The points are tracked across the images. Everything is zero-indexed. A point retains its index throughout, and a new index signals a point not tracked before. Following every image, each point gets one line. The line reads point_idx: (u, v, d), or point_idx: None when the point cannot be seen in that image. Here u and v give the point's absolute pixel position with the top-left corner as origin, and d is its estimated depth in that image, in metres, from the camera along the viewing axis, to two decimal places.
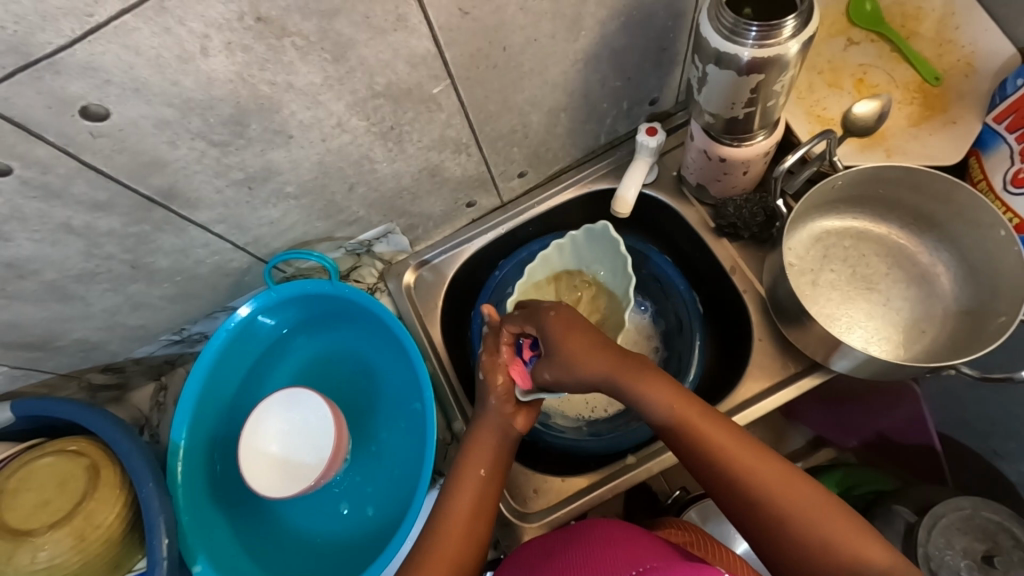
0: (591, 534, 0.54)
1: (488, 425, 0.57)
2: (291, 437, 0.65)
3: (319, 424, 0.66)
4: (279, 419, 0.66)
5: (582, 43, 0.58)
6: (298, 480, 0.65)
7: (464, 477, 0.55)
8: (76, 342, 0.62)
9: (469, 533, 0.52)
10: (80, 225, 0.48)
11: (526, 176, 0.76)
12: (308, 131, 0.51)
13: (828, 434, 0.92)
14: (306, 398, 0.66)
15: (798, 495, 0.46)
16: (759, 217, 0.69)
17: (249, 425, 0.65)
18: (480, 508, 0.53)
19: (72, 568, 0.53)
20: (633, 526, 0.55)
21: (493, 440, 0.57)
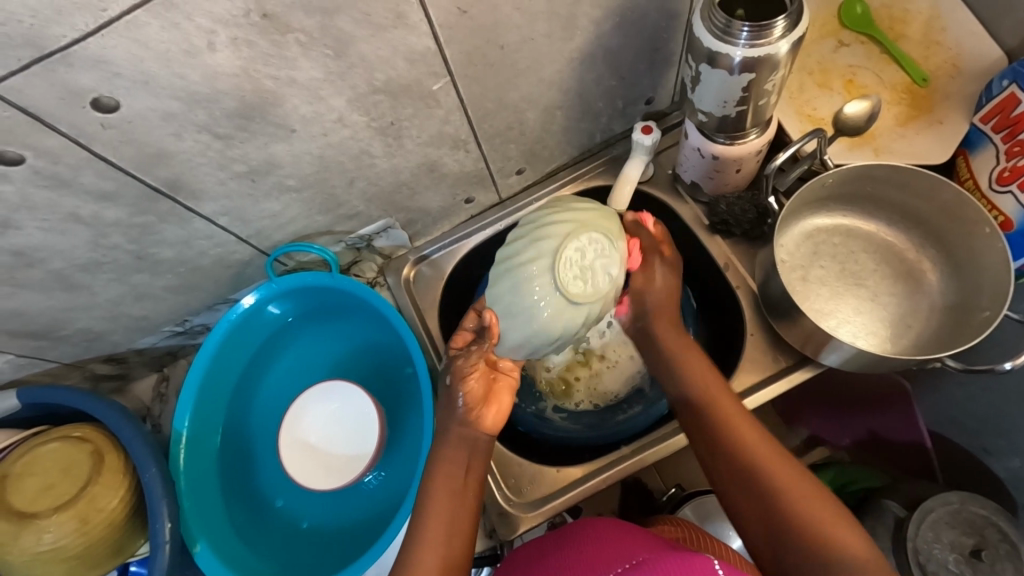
0: (589, 532, 0.54)
1: (453, 439, 0.58)
2: (327, 429, 0.68)
3: (356, 415, 0.68)
4: (319, 411, 0.69)
5: (577, 43, 0.60)
6: (336, 472, 0.67)
7: (436, 486, 0.55)
8: (81, 333, 0.64)
9: (450, 544, 0.52)
10: (87, 215, 0.49)
11: (523, 173, 0.77)
12: (310, 126, 0.52)
13: (823, 434, 0.95)
14: (341, 390, 0.69)
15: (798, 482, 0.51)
16: (750, 215, 0.70)
17: (291, 416, 0.68)
18: (458, 517, 0.54)
19: (74, 551, 0.54)
20: (630, 526, 0.55)
21: (462, 455, 0.57)
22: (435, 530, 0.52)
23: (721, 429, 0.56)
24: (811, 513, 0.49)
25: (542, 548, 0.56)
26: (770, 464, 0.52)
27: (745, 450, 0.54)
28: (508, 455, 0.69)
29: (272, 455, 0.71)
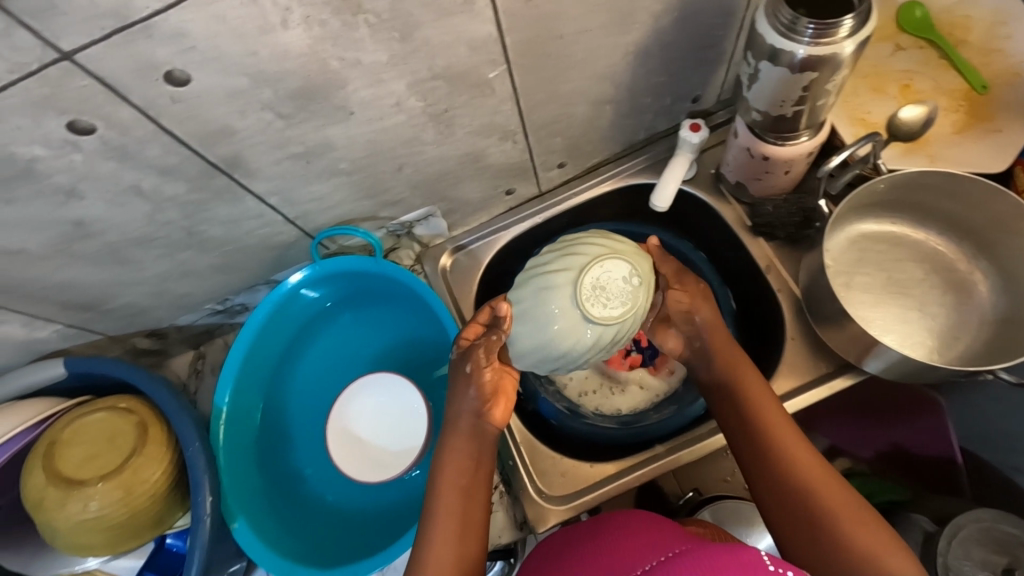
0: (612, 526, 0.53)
1: (460, 428, 0.55)
2: (375, 426, 0.70)
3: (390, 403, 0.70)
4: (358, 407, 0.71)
5: (633, 36, 0.59)
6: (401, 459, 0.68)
7: (444, 491, 0.53)
8: (126, 306, 0.64)
9: (464, 539, 0.51)
10: (147, 188, 0.50)
11: (564, 167, 0.77)
12: (368, 109, 0.52)
13: (845, 445, 0.89)
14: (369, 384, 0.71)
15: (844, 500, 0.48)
16: (796, 218, 0.70)
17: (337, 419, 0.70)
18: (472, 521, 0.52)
19: (117, 521, 0.55)
20: (655, 519, 0.53)
21: (467, 445, 0.54)
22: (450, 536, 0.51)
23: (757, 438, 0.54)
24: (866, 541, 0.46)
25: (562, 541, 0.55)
26: (821, 485, 0.49)
27: (796, 459, 0.51)
28: (539, 447, 0.69)
29: (306, 439, 0.72)
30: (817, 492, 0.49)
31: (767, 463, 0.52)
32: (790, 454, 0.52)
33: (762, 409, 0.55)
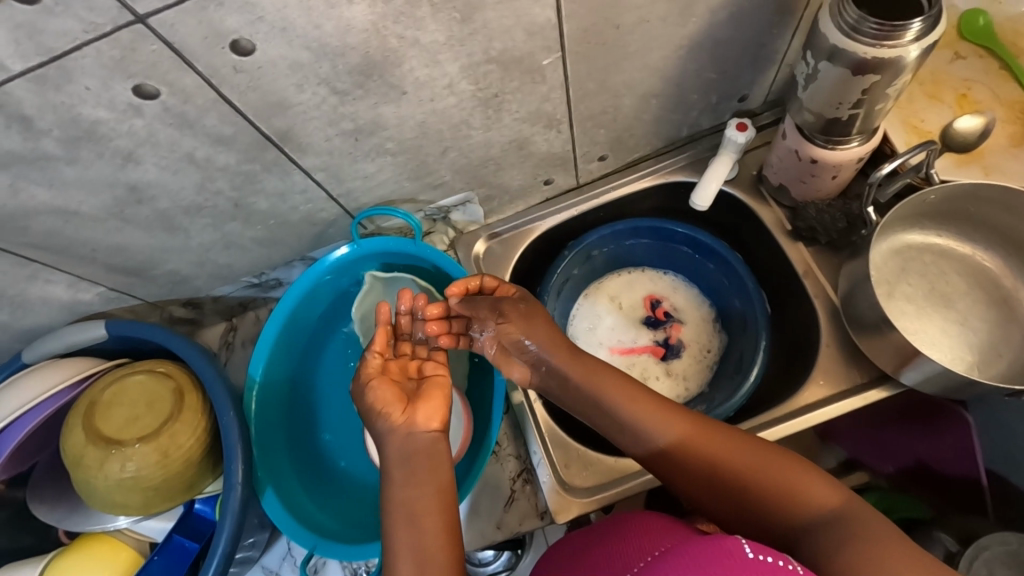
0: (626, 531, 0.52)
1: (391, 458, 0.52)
2: None
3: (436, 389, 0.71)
4: None
5: (689, 30, 0.59)
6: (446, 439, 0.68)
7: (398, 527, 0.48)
8: (168, 274, 0.65)
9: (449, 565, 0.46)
10: (201, 157, 0.50)
11: (604, 160, 0.76)
12: (421, 89, 0.52)
13: (863, 456, 0.83)
14: None
15: (772, 464, 0.48)
16: (840, 224, 0.69)
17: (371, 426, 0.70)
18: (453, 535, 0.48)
19: (152, 483, 0.56)
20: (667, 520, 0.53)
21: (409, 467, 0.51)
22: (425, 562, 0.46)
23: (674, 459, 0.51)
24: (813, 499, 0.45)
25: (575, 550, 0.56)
26: (755, 472, 0.48)
27: (725, 461, 0.49)
28: (565, 439, 0.70)
29: (331, 417, 0.73)
30: (752, 479, 0.48)
31: (708, 483, 0.50)
32: (719, 460, 0.49)
33: (678, 432, 0.52)
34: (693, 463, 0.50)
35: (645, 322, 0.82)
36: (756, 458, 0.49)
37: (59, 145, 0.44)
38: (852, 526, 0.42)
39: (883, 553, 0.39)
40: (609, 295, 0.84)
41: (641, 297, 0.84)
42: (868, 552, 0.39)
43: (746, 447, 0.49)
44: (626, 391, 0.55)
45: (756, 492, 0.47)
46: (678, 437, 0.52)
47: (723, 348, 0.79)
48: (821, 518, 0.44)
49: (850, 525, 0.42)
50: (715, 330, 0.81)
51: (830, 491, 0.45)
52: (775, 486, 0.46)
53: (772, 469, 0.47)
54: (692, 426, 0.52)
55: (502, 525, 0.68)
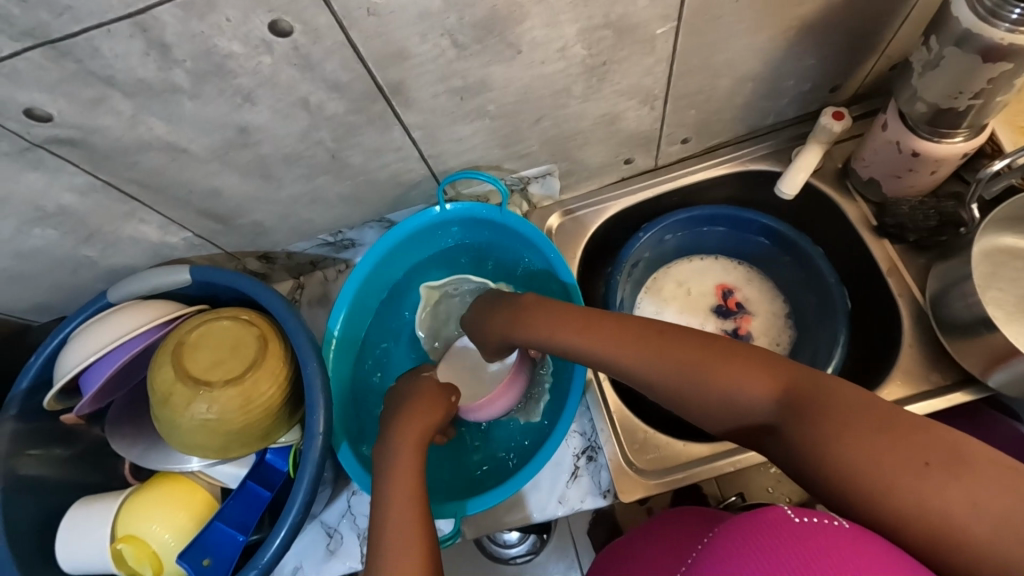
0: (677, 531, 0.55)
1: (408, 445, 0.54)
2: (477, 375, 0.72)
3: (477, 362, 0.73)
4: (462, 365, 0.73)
5: (803, 9, 0.57)
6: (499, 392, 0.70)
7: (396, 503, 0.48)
8: (251, 224, 0.66)
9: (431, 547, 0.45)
10: (313, 103, 0.50)
11: (687, 143, 0.75)
12: (535, 50, 0.51)
13: None
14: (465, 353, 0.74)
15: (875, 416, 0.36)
16: (932, 222, 0.66)
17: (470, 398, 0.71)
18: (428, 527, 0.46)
19: (234, 426, 0.56)
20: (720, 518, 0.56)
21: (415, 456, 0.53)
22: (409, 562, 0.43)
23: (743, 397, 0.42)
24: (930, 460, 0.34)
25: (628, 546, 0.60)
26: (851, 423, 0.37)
27: (699, 380, 0.43)
28: (632, 419, 0.69)
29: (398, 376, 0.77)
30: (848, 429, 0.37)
31: (678, 403, 0.45)
32: (689, 383, 0.43)
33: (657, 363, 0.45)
34: (660, 389, 0.46)
35: (715, 311, 0.81)
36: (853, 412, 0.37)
37: (187, 79, 0.44)
38: (820, 417, 0.37)
39: (862, 449, 0.35)
40: (677, 281, 0.83)
41: (711, 285, 0.83)
42: (851, 454, 0.35)
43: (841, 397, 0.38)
44: (596, 333, 0.50)
45: (722, 404, 0.42)
46: (642, 363, 0.46)
47: (793, 344, 0.79)
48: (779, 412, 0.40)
49: (814, 417, 0.37)
50: (784, 324, 0.80)
51: (775, 377, 0.41)
52: (746, 392, 0.41)
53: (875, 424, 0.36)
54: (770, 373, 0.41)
55: (563, 500, 0.68)
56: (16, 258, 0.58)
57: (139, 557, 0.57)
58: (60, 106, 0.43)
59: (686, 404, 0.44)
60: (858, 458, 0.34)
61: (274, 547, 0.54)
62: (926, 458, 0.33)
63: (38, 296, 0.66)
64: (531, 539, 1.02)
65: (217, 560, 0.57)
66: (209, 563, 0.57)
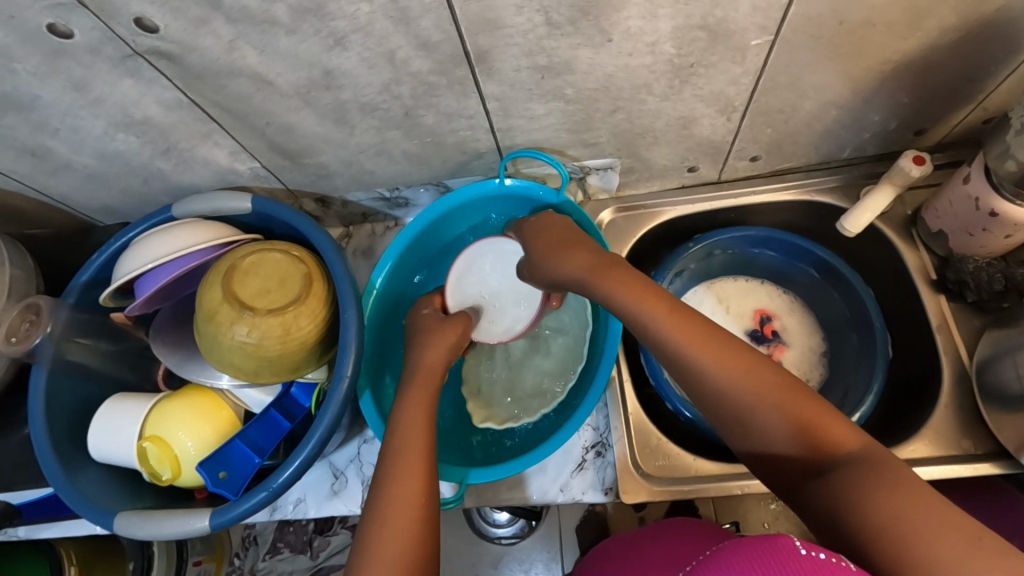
0: (682, 549, 0.53)
1: (420, 401, 0.56)
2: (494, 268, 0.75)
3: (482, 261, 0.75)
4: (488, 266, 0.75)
5: (908, 44, 0.55)
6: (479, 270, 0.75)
7: (403, 454, 0.51)
8: (317, 166, 0.67)
9: (425, 502, 0.48)
10: (399, 58, 0.51)
11: (755, 161, 0.73)
12: (626, 40, 0.51)
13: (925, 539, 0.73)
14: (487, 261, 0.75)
15: (912, 481, 0.37)
16: (997, 286, 0.64)
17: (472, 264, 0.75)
18: (427, 499, 0.48)
19: (269, 354, 0.58)
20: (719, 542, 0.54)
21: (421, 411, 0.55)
22: (397, 537, 0.45)
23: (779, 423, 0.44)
24: (940, 541, 0.34)
25: (617, 555, 0.59)
26: (885, 476, 0.38)
27: (756, 401, 0.45)
28: (646, 424, 0.70)
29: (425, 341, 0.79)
30: (873, 483, 0.38)
31: (730, 418, 0.46)
32: (746, 401, 0.45)
33: (732, 372, 0.46)
34: (713, 396, 0.47)
35: (750, 334, 0.80)
36: (892, 469, 0.39)
37: (287, 14, 0.45)
38: (884, 473, 0.38)
39: (912, 508, 0.36)
40: (717, 297, 0.82)
41: (751, 309, 0.82)
42: (903, 508, 0.36)
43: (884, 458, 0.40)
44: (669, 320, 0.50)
45: (779, 433, 0.44)
46: (708, 368, 0.47)
47: (823, 382, 0.77)
48: (840, 461, 0.41)
49: (877, 474, 0.38)
50: (818, 361, 0.79)
51: (847, 433, 0.42)
52: (809, 431, 0.43)
53: (905, 488, 0.37)
54: (823, 416, 0.43)
55: (565, 488, 0.69)
56: (97, 158, 0.61)
57: (161, 459, 0.60)
58: (167, 20, 0.45)
59: (742, 421, 0.46)
60: (907, 513, 0.36)
61: (284, 477, 0.56)
62: (979, 537, 0.34)
63: (109, 198, 0.69)
64: (520, 523, 1.05)
65: (232, 475, 0.60)
66: (225, 476, 0.60)
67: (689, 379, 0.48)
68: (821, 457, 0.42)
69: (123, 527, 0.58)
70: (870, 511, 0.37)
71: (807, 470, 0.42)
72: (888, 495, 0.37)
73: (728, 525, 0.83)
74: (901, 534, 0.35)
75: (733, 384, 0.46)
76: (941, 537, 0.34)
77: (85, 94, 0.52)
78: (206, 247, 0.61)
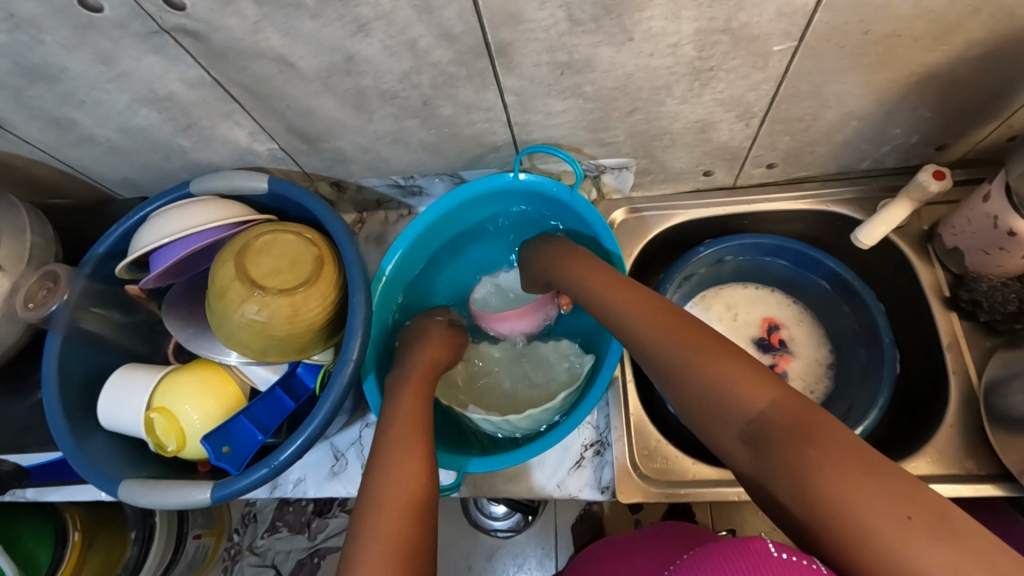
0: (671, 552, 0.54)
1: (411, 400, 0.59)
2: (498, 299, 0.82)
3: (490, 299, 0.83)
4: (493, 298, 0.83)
5: (933, 57, 0.54)
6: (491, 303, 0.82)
7: (397, 445, 0.53)
8: (334, 150, 0.68)
9: (423, 488, 0.50)
10: (421, 47, 0.51)
11: (772, 168, 0.73)
12: (648, 40, 0.51)
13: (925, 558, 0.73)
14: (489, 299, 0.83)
15: (842, 449, 0.36)
16: (1011, 306, 0.64)
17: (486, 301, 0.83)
18: (426, 490, 0.50)
19: (277, 333, 0.59)
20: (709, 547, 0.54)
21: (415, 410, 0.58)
22: (396, 519, 0.47)
23: (712, 389, 0.43)
24: (870, 518, 0.33)
25: (609, 554, 0.60)
26: (812, 444, 0.37)
27: (694, 371, 0.45)
28: (647, 426, 0.70)
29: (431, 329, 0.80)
30: (799, 452, 0.37)
31: (671, 379, 0.47)
32: (685, 371, 0.45)
33: (677, 339, 0.48)
34: (661, 370, 0.48)
35: (756, 342, 0.80)
36: (822, 434, 0.37)
37: None
38: (809, 441, 0.37)
39: (840, 479, 0.35)
40: (726, 303, 0.82)
41: (759, 317, 0.82)
42: (836, 480, 0.35)
43: (816, 418, 0.38)
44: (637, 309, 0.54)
45: (716, 397, 0.43)
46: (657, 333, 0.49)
47: (828, 395, 0.77)
48: (766, 420, 0.40)
49: (803, 440, 0.37)
50: (824, 372, 0.78)
51: (773, 390, 0.41)
52: (743, 395, 0.41)
53: (832, 458, 0.36)
54: (759, 380, 0.42)
55: (562, 485, 0.69)
56: (120, 132, 0.62)
57: (167, 430, 0.62)
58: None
59: (679, 380, 0.46)
60: (840, 483, 0.34)
61: (286, 455, 0.57)
62: (907, 513, 0.33)
63: (130, 172, 0.71)
64: (516, 517, 1.06)
65: (235, 451, 0.61)
66: (228, 451, 0.61)
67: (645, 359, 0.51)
68: (751, 422, 0.40)
69: (127, 494, 0.59)
70: (800, 485, 0.36)
71: (735, 430, 0.41)
72: (818, 470, 0.36)
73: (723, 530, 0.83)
74: (831, 513, 0.34)
75: (676, 358, 0.47)
76: (869, 514, 0.33)
77: (111, 68, 0.53)
78: (220, 224, 0.62)
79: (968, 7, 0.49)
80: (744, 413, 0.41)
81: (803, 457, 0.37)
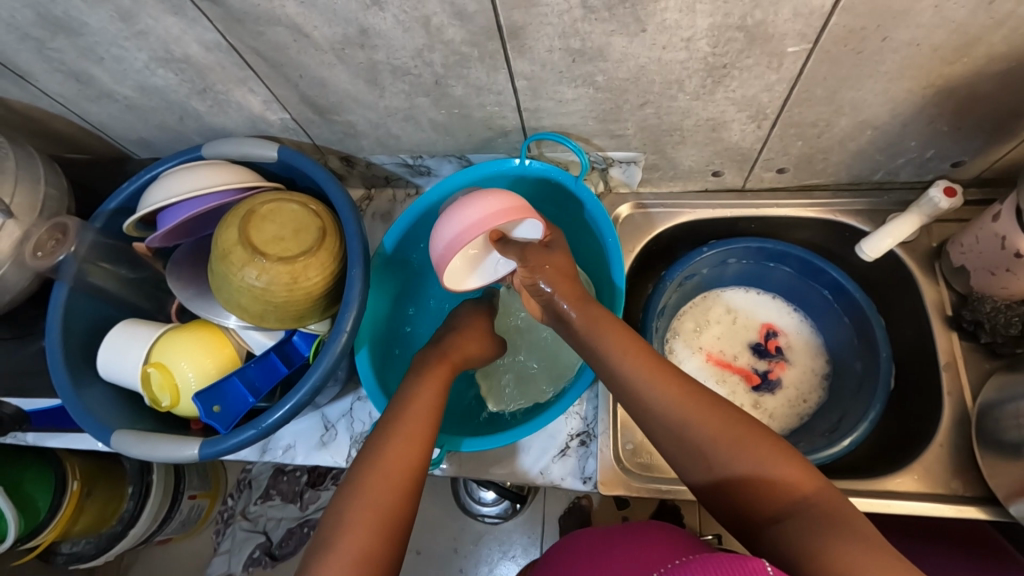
0: (654, 554, 0.54)
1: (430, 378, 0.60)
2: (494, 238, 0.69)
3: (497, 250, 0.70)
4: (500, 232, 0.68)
5: (952, 69, 0.53)
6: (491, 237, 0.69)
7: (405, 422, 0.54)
8: (345, 124, 0.69)
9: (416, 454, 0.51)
10: (434, 25, 0.51)
11: (783, 173, 0.72)
12: (661, 33, 0.51)
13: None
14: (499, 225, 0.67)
15: (862, 533, 0.42)
16: (1013, 330, 0.63)
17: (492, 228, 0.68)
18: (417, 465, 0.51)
19: (275, 299, 0.60)
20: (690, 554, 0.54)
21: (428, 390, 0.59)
22: (384, 492, 0.48)
23: (732, 466, 0.47)
24: None
25: (586, 542, 0.60)
26: (840, 529, 0.42)
27: (718, 444, 0.48)
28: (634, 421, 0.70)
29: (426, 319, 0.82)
30: (825, 537, 0.42)
31: (685, 446, 0.50)
32: (710, 443, 0.49)
33: (695, 417, 0.50)
34: (678, 437, 0.50)
35: (753, 347, 0.80)
36: (840, 522, 0.43)
37: None
38: (837, 526, 0.42)
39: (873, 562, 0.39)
40: (726, 307, 0.82)
41: (758, 322, 0.82)
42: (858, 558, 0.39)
43: (831, 506, 0.44)
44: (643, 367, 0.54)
45: (742, 471, 0.47)
46: (668, 407, 0.51)
47: (821, 404, 0.77)
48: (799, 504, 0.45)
49: (832, 524, 0.42)
50: (818, 381, 0.78)
51: (795, 469, 0.46)
52: (768, 480, 0.46)
53: (857, 544, 0.40)
54: (783, 459, 0.47)
55: (544, 472, 0.70)
56: (137, 91, 0.64)
57: (163, 385, 0.63)
58: None
59: (704, 462, 0.49)
60: (871, 567, 0.39)
61: (274, 418, 0.58)
62: None
63: (145, 131, 0.72)
64: (505, 504, 1.07)
65: (225, 410, 0.63)
66: (218, 410, 0.63)
67: (655, 426, 0.52)
68: (779, 501, 0.45)
69: (119, 444, 0.61)
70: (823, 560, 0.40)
71: (766, 514, 0.45)
72: (839, 550, 0.40)
73: (708, 534, 0.84)
74: None
75: (697, 429, 0.50)
76: None
77: (130, 25, 0.54)
78: (228, 189, 0.63)
79: (991, 19, 0.48)
80: (775, 499, 0.45)
81: (828, 539, 0.41)
